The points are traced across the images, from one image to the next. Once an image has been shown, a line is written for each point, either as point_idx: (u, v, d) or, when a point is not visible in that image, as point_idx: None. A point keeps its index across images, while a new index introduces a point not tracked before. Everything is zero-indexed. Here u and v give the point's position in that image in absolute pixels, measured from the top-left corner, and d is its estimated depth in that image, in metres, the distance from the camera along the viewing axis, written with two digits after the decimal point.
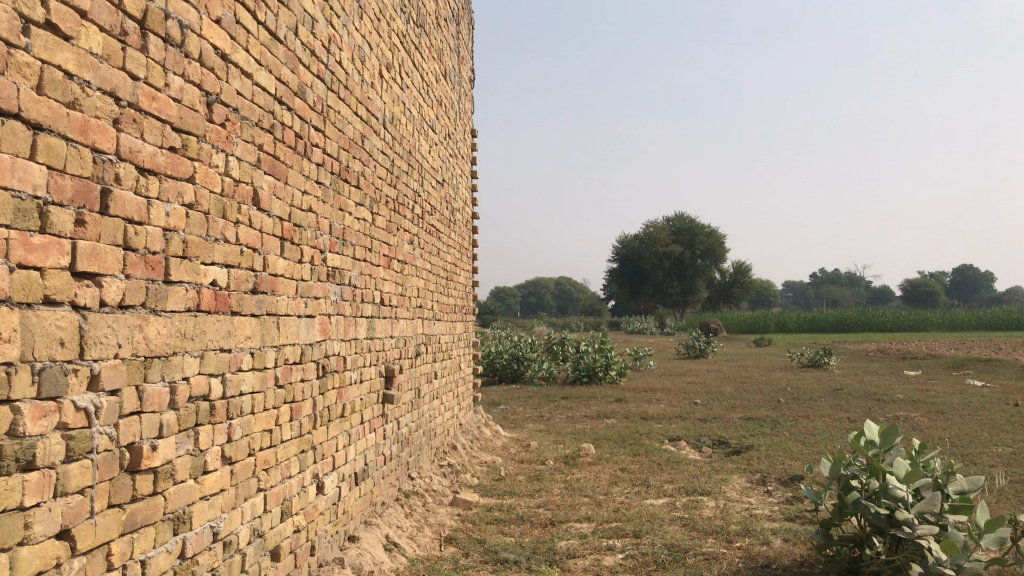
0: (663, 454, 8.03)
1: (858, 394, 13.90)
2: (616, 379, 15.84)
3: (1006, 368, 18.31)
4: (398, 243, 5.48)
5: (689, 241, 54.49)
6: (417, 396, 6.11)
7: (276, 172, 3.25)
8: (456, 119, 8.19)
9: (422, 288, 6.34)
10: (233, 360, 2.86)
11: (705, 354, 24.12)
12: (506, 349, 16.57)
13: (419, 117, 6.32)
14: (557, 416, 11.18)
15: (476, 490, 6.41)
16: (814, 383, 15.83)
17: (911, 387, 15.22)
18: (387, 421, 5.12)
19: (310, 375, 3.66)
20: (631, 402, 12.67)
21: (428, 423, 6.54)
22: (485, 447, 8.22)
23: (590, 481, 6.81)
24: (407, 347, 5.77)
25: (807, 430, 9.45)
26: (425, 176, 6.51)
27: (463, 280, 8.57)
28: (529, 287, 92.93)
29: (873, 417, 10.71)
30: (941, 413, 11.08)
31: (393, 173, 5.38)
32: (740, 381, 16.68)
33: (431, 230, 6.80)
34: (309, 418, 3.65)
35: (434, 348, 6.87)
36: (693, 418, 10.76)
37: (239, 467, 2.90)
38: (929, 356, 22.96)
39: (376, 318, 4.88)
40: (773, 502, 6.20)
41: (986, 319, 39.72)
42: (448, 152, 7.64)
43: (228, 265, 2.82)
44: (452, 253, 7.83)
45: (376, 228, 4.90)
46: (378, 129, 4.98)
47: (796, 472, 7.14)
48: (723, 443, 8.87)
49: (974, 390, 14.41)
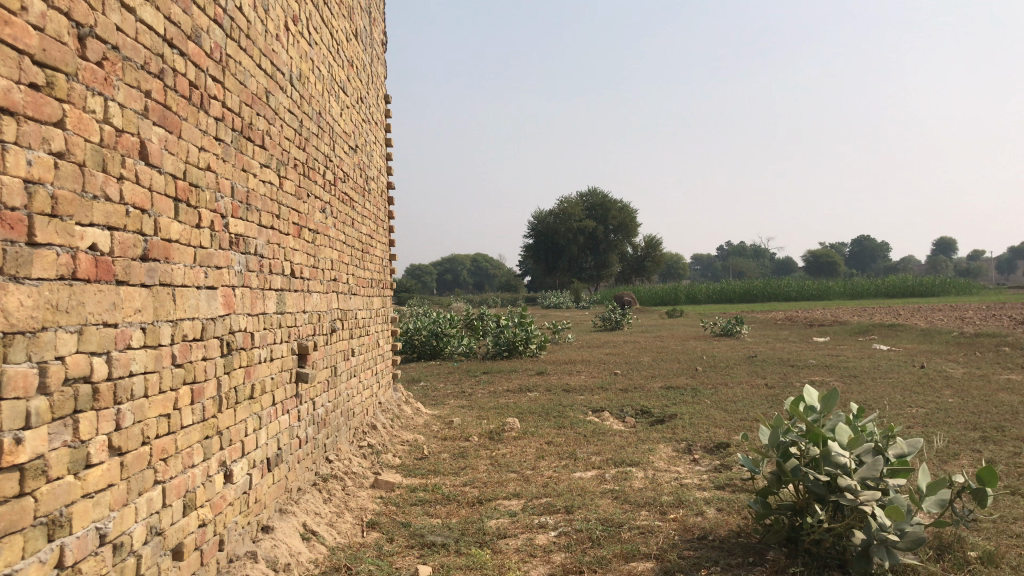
0: (588, 426, 7.90)
1: (772, 360, 14.16)
2: (536, 352, 15.75)
3: (908, 333, 18.98)
4: (309, 211, 5.11)
5: (602, 215, 54.93)
6: (334, 374, 5.76)
7: (167, 124, 2.86)
8: (368, 83, 7.78)
9: (336, 260, 5.97)
10: (121, 337, 2.49)
11: (622, 325, 24.31)
12: (424, 325, 16.24)
13: (329, 77, 5.91)
14: (479, 390, 10.96)
15: (398, 470, 6.12)
16: (729, 352, 16.07)
17: (821, 352, 15.61)
18: (302, 402, 4.78)
19: (213, 353, 3.29)
20: (552, 375, 12.56)
21: (346, 402, 6.20)
22: (406, 425, 7.92)
23: (517, 456, 6.61)
24: (322, 323, 5.42)
25: (728, 398, 9.48)
26: (336, 141, 6.12)
27: (380, 253, 8.21)
28: (444, 264, 92.54)
29: (790, 382, 10.86)
30: (854, 377, 11.32)
31: (302, 135, 4.99)
32: (658, 350, 16.82)
33: (344, 198, 6.43)
34: (213, 401, 3.29)
35: (351, 324, 6.53)
36: (615, 389, 10.70)
37: (131, 458, 2.54)
38: (835, 322, 23.76)
39: (286, 291, 4.51)
40: (701, 470, 6.13)
41: (885, 287, 41.37)
42: (360, 117, 7.24)
43: (111, 227, 2.44)
44: (367, 224, 7.46)
45: (284, 193, 4.51)
46: (285, 86, 4.58)
47: (721, 439, 7.10)
48: (647, 412, 8.82)
49: (880, 354, 14.89)
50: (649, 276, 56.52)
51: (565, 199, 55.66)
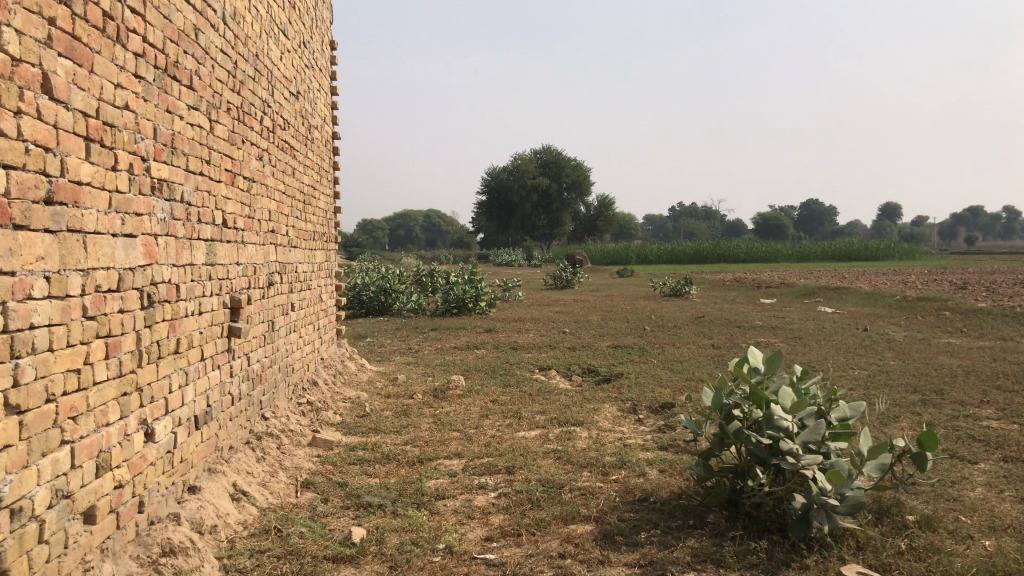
0: (534, 385, 7.83)
1: (720, 321, 14.26)
2: (486, 310, 15.64)
3: (852, 296, 19.29)
4: (244, 158, 4.87)
5: (556, 173, 54.74)
6: (271, 329, 5.57)
7: (76, 56, 2.62)
8: (312, 27, 7.46)
9: (274, 211, 5.73)
10: (19, 287, 2.28)
11: (572, 284, 24.31)
12: (372, 281, 15.99)
13: (268, 18, 5.62)
14: (426, 347, 10.83)
15: (338, 428, 5.98)
16: (677, 312, 16.15)
17: (767, 314, 15.77)
18: (234, 357, 4.58)
19: (131, 305, 3.08)
20: (501, 333, 12.47)
21: (284, 358, 6.01)
22: (348, 382, 7.76)
23: (460, 414, 6.51)
24: (258, 276, 5.20)
25: (675, 358, 9.49)
26: (276, 85, 5.84)
27: (323, 205, 7.96)
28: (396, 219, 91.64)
29: (736, 343, 10.93)
30: (799, 339, 11.44)
31: (236, 78, 4.72)
32: (608, 310, 16.83)
33: (285, 147, 6.17)
34: (132, 356, 3.08)
35: (290, 278, 6.31)
36: (563, 347, 10.66)
37: (33, 417, 2.36)
38: (781, 284, 24.08)
39: (217, 241, 4.29)
40: (646, 430, 6.11)
41: (831, 251, 42.07)
42: (302, 63, 6.94)
43: (6, 166, 2.22)
44: (309, 174, 7.20)
45: (215, 138, 4.27)
46: (216, 24, 4.31)
47: (666, 399, 7.09)
48: (594, 371, 8.79)
49: (824, 316, 15.10)
50: (601, 236, 56.65)
51: (519, 156, 55.28)
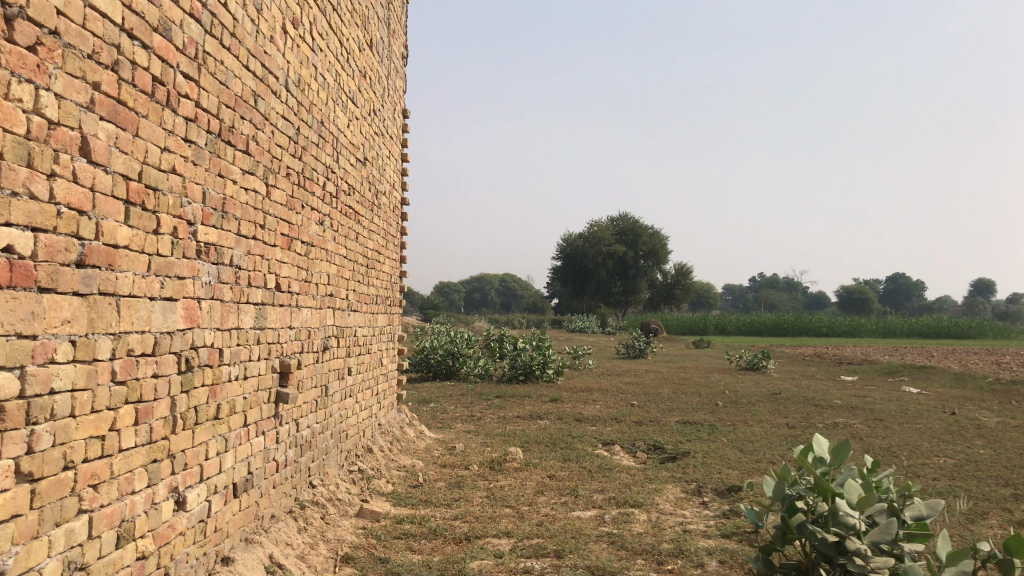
0: (595, 460, 7.56)
1: (796, 398, 13.69)
2: (554, 378, 15.42)
3: (941, 376, 18.35)
4: (302, 223, 4.89)
5: (632, 241, 54.53)
6: (324, 394, 5.51)
7: (119, 120, 2.63)
8: (383, 95, 7.60)
9: (334, 275, 5.74)
10: (41, 350, 2.24)
11: (645, 354, 23.87)
12: (441, 345, 15.98)
13: (336, 86, 5.72)
14: (489, 415, 10.67)
15: (388, 498, 5.84)
16: (752, 387, 15.61)
17: (848, 392, 15.09)
18: (282, 423, 4.52)
19: (167, 370, 3.03)
20: (567, 402, 12.22)
21: (338, 423, 5.94)
22: (405, 450, 7.65)
23: (515, 489, 6.30)
24: (312, 340, 5.17)
25: (745, 437, 9.08)
26: (342, 151, 5.91)
27: (388, 270, 7.98)
28: (473, 283, 92.55)
29: (812, 423, 10.43)
30: (880, 421, 10.85)
31: (298, 143, 4.77)
32: (679, 382, 16.39)
33: (349, 212, 6.22)
34: (165, 422, 3.02)
35: (349, 342, 6.29)
36: (629, 421, 10.35)
37: (47, 485, 2.28)
38: (864, 361, 23.15)
39: (269, 305, 4.27)
40: (708, 515, 5.79)
41: (919, 328, 40.46)
42: (371, 129, 7.05)
43: (34, 229, 2.21)
44: (374, 239, 7.24)
45: (272, 203, 4.29)
46: (278, 91, 4.37)
47: (733, 482, 6.73)
48: (659, 448, 8.47)
49: (910, 397, 14.35)
50: (677, 305, 55.88)
51: (595, 224, 55.37)
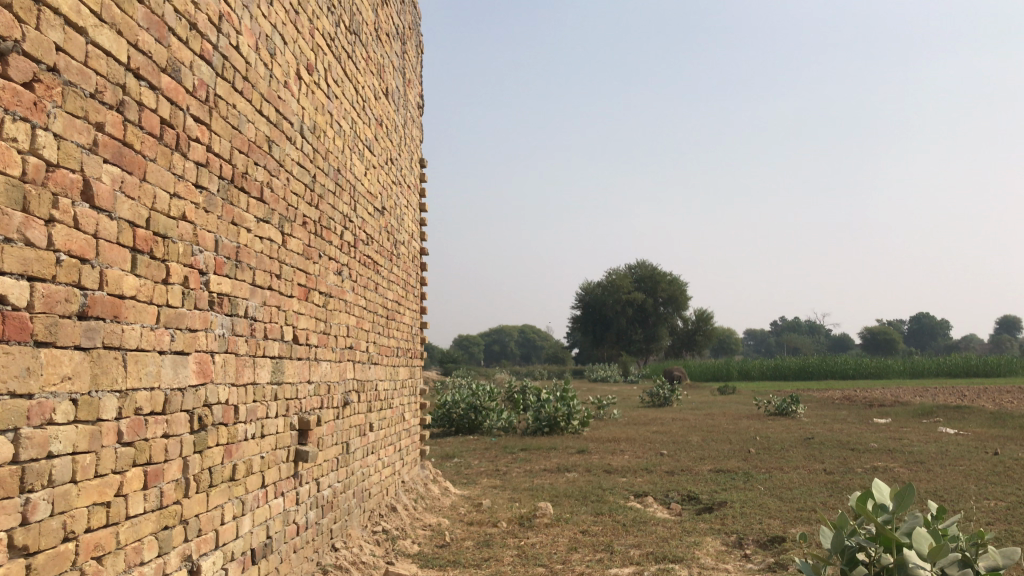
0: (629, 513, 7.25)
1: (831, 443, 13.27)
2: (579, 429, 15.08)
3: (977, 416, 17.82)
4: (320, 273, 4.74)
5: (651, 288, 54.25)
6: (346, 452, 5.30)
7: (125, 162, 2.49)
8: (399, 145, 7.52)
9: (354, 327, 5.56)
10: (37, 410, 2.06)
11: (670, 402, 23.44)
12: (462, 399, 15.71)
13: (352, 133, 5.62)
14: (515, 469, 10.36)
15: (414, 560, 5.58)
16: (783, 433, 15.20)
17: (882, 435, 14.63)
18: (301, 483, 4.30)
19: (179, 429, 2.84)
20: (594, 454, 11.89)
21: (360, 482, 5.70)
22: (430, 507, 7.38)
23: (547, 546, 6.01)
24: (333, 395, 4.97)
25: (783, 484, 8.73)
26: (359, 200, 5.78)
27: (408, 320, 7.81)
28: (493, 335, 92.31)
29: (850, 468, 10.05)
30: (921, 464, 10.43)
31: (314, 191, 4.64)
32: (707, 430, 16.00)
33: (367, 262, 6.06)
34: (177, 485, 2.81)
35: (370, 397, 6.08)
36: (660, 471, 10.02)
37: (44, 559, 2.08)
38: (896, 402, 22.63)
39: (286, 358, 4.09)
40: (753, 569, 5.48)
41: (947, 367, 39.70)
42: (389, 178, 6.94)
43: (31, 277, 2.04)
44: (394, 290, 7.08)
45: (288, 252, 4.14)
46: (293, 137, 4.26)
47: (775, 532, 6.40)
48: (693, 498, 8.14)
49: (948, 438, 13.88)
50: (699, 351, 55.31)
51: (613, 272, 55.21)
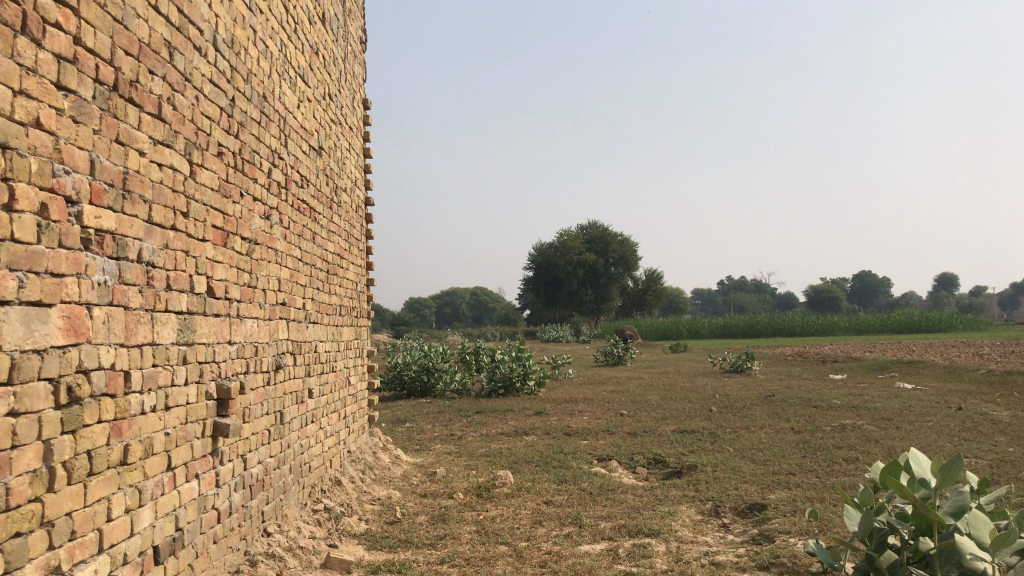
0: (595, 481, 6.72)
1: (793, 400, 12.98)
2: (535, 390, 14.59)
3: (932, 371, 17.75)
4: (243, 215, 4.03)
5: (602, 248, 53.90)
6: (280, 422, 4.63)
7: None
8: (339, 80, 6.75)
9: (287, 281, 4.88)
10: None
11: (625, 360, 23.11)
12: (414, 360, 15.07)
13: (281, 56, 4.87)
14: (470, 433, 9.79)
15: (361, 541, 4.96)
16: (744, 390, 14.88)
17: (842, 392, 14.39)
18: (221, 462, 3.63)
19: (36, 404, 2.16)
20: (552, 415, 11.38)
21: (298, 456, 5.05)
22: (380, 479, 6.78)
23: (508, 521, 5.45)
24: (261, 359, 4.29)
25: (752, 445, 8.31)
26: (292, 135, 5.05)
27: (353, 276, 7.11)
28: (444, 297, 91.58)
29: (818, 426, 9.68)
30: (889, 421, 10.11)
31: (233, 118, 3.91)
32: (665, 389, 15.63)
33: (303, 208, 5.36)
34: (33, 478, 2.15)
35: (309, 359, 5.42)
36: (622, 433, 9.53)
37: None
38: (846, 358, 22.68)
39: (198, 314, 3.39)
40: (736, 541, 4.99)
41: (890, 323, 40.27)
42: (327, 116, 6.19)
43: None
44: (335, 242, 6.36)
45: (198, 187, 3.42)
46: (202, 48, 3.50)
47: (753, 499, 5.93)
48: (660, 462, 7.67)
49: (907, 394, 13.70)
50: (650, 310, 55.44)
51: (565, 232, 54.73)
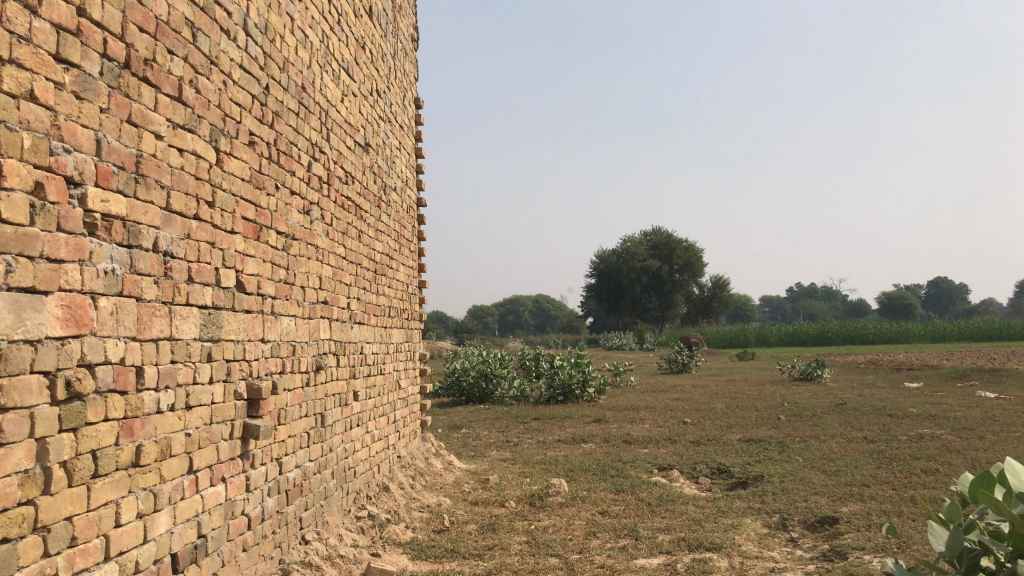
0: (654, 490, 6.40)
1: (866, 408, 12.40)
2: (595, 397, 14.28)
3: (1015, 379, 16.81)
4: (278, 208, 3.87)
5: (666, 254, 53.13)
6: (320, 425, 4.45)
7: None
8: (388, 76, 6.60)
9: (329, 279, 4.71)
10: None
11: (689, 368, 22.58)
12: (472, 366, 14.89)
13: (323, 47, 4.72)
14: (527, 440, 9.54)
15: (406, 550, 4.76)
16: (813, 398, 14.31)
17: (919, 400, 13.70)
18: (252, 466, 3.46)
19: (28, 399, 2.00)
20: (612, 423, 11.06)
21: (341, 461, 4.87)
22: (431, 486, 6.58)
23: (560, 531, 5.18)
24: (299, 359, 4.12)
25: (823, 455, 7.87)
26: (334, 129, 4.90)
27: (403, 277, 6.95)
28: (507, 305, 91.58)
29: (894, 436, 9.15)
30: (971, 431, 9.52)
31: (266, 106, 3.75)
32: (730, 396, 15.14)
33: (348, 205, 5.20)
34: (24, 479, 1.98)
35: (354, 361, 5.25)
36: (684, 441, 9.17)
37: None
38: (922, 365, 21.73)
39: (226, 309, 3.23)
40: (805, 558, 4.63)
41: (969, 330, 38.64)
42: (374, 112, 6.04)
43: None
44: (383, 241, 6.20)
45: (226, 176, 3.26)
46: (231, 31, 3.35)
47: (825, 512, 5.54)
48: (724, 472, 7.30)
49: (989, 403, 12.97)
50: (716, 317, 54.40)
51: (628, 239, 54.14)
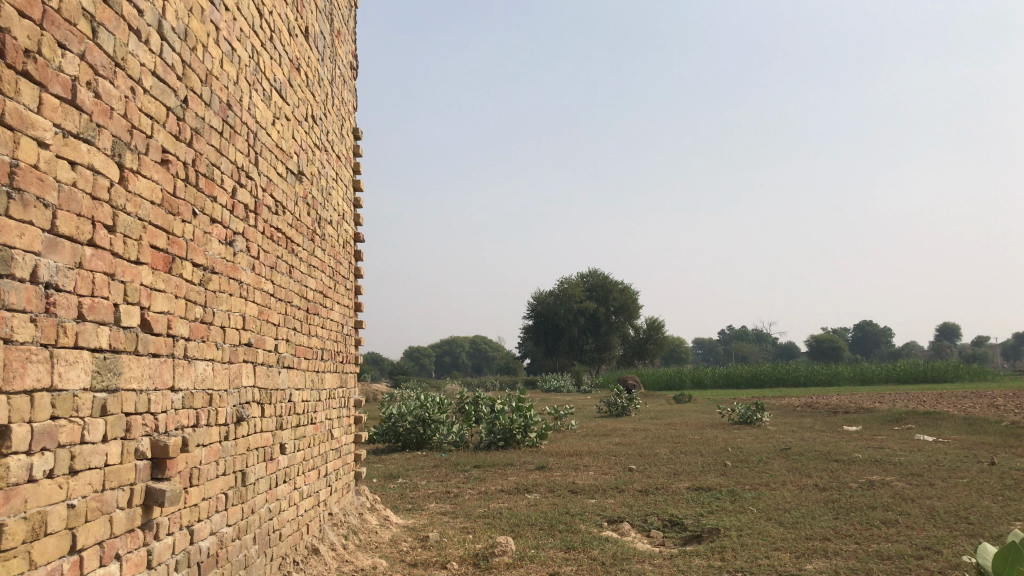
0: (606, 547, 5.99)
1: (811, 453, 12.23)
2: (537, 443, 13.83)
3: (950, 422, 16.94)
4: (195, 238, 3.39)
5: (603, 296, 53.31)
6: (240, 484, 3.93)
7: None
8: (325, 102, 6.19)
9: (254, 318, 4.23)
10: None
11: (628, 412, 22.32)
12: (410, 411, 14.33)
13: (253, 63, 4.28)
14: (467, 490, 9.05)
15: None
16: (756, 443, 14.12)
17: (861, 444, 13.62)
18: (156, 538, 2.94)
19: None
20: (556, 470, 10.62)
21: (265, 524, 4.34)
22: (365, 545, 6.06)
23: None
24: (216, 409, 3.62)
25: (777, 505, 7.57)
26: (263, 153, 4.45)
27: (338, 317, 6.48)
28: (444, 346, 90.73)
29: (844, 483, 8.93)
30: (919, 477, 9.36)
31: (184, 122, 3.30)
32: (673, 440, 14.86)
33: (278, 237, 4.74)
34: None
35: (281, 410, 4.74)
36: (633, 491, 8.79)
37: None
38: (859, 408, 21.81)
39: (128, 354, 2.74)
40: None
41: (897, 373, 39.38)
42: (309, 139, 5.61)
43: None
44: (317, 278, 5.73)
45: (132, 197, 2.80)
46: (142, 31, 2.90)
47: (789, 570, 5.19)
48: (677, 525, 6.93)
49: (929, 447, 12.94)
50: (652, 360, 54.60)
51: (566, 280, 54.21)
